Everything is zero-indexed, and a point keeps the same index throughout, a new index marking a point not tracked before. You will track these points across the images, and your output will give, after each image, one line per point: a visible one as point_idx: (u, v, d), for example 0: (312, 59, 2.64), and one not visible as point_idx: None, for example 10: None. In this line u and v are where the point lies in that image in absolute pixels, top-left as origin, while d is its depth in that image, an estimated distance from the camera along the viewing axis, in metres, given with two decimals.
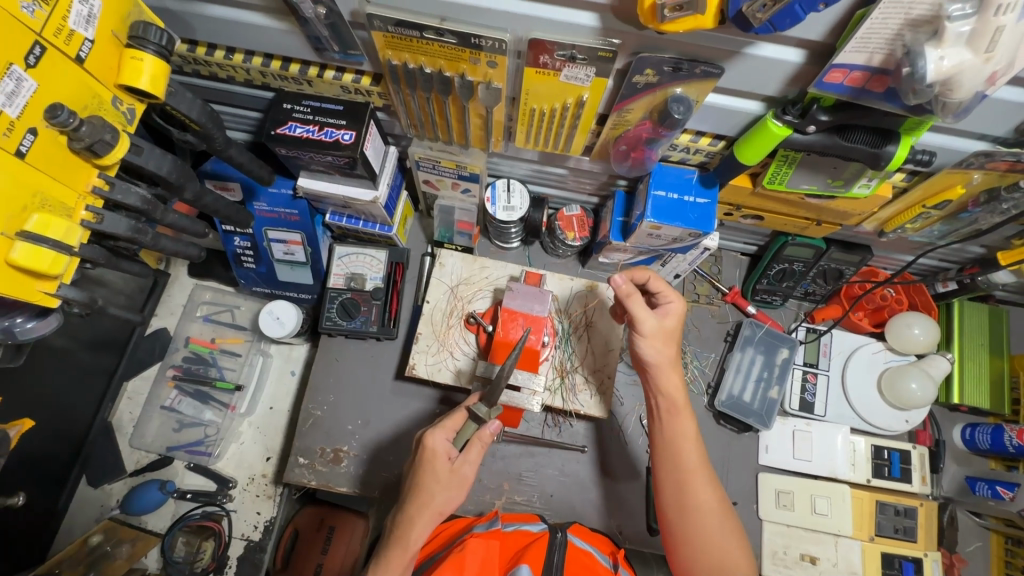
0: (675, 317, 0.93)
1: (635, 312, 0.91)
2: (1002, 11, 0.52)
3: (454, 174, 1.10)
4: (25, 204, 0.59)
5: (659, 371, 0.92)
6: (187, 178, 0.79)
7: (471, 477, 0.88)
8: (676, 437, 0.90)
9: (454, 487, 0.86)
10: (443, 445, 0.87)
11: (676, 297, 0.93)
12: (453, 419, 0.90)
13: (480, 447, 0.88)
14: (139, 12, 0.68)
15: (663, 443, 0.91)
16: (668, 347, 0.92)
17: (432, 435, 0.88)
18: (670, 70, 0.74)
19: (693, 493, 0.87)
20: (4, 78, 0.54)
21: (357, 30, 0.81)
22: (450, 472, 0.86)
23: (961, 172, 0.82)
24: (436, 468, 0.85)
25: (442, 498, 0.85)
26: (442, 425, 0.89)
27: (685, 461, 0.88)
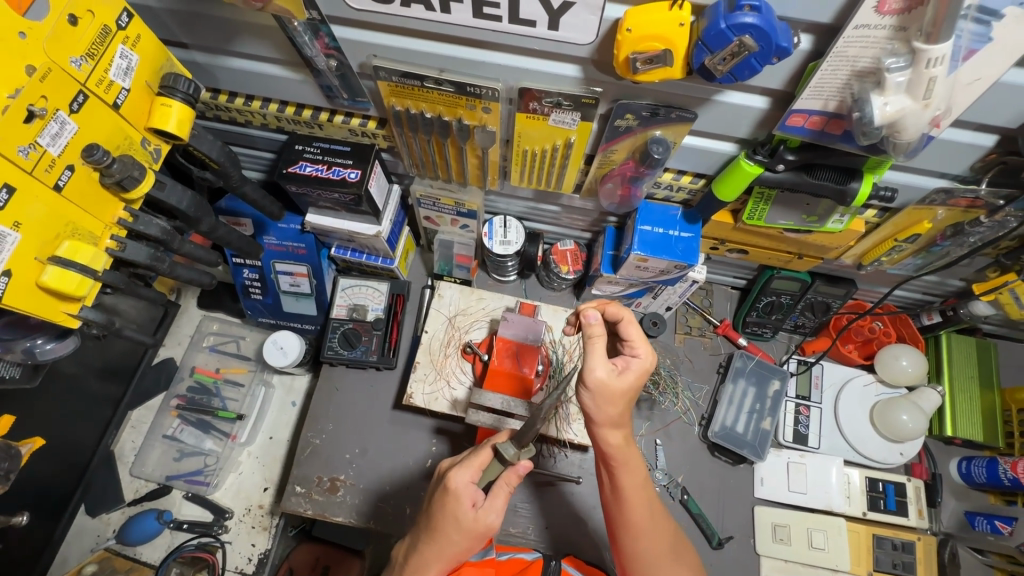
0: (636, 372, 0.81)
1: (588, 365, 0.79)
2: (933, 64, 0.57)
3: (453, 211, 1.17)
4: (57, 232, 0.65)
5: (599, 430, 0.84)
6: (204, 212, 0.86)
7: (496, 526, 0.86)
8: (620, 490, 0.87)
9: (477, 533, 0.84)
10: (469, 488, 0.84)
11: (644, 351, 0.83)
12: (478, 459, 0.86)
13: (506, 494, 0.86)
14: (170, 64, 0.76)
15: (609, 495, 0.89)
16: (614, 406, 0.81)
17: (458, 477, 0.85)
18: (648, 114, 0.81)
19: (643, 539, 0.88)
20: (51, 121, 0.61)
21: (365, 80, 0.89)
22: (472, 521, 0.84)
23: (925, 209, 0.88)
24: (464, 516, 0.83)
25: (463, 545, 0.84)
26: (467, 464, 0.86)
27: (631, 514, 0.87)
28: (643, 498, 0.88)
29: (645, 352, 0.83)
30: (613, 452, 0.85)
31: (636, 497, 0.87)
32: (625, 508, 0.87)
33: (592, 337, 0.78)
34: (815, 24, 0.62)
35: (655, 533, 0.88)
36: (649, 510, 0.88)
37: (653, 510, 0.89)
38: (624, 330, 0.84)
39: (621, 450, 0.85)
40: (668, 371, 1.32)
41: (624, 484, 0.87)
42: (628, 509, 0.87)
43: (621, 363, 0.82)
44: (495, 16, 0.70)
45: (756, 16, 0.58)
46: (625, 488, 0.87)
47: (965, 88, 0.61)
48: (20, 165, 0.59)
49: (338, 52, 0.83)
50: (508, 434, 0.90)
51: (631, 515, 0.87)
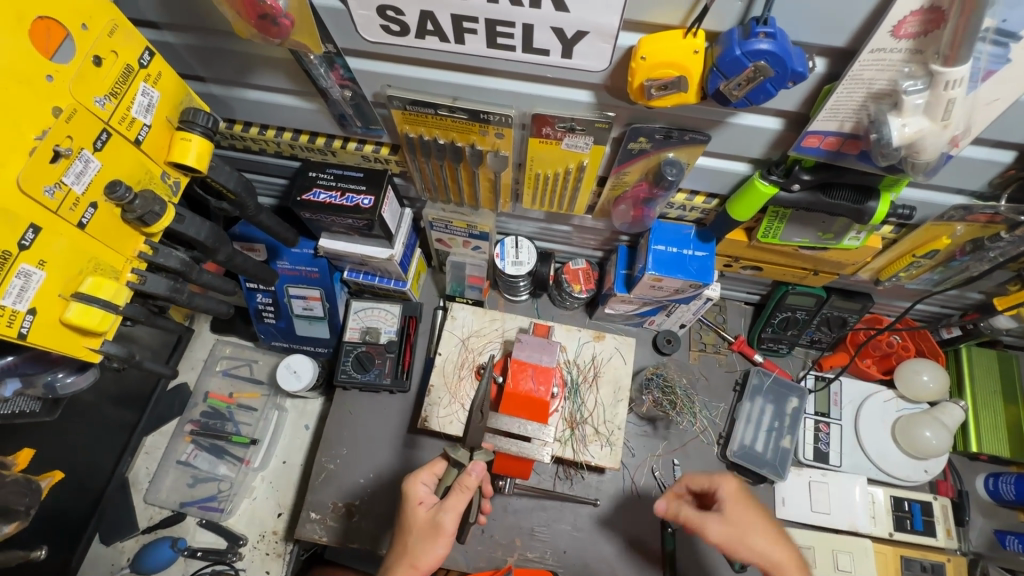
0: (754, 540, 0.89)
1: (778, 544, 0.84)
2: (952, 86, 0.57)
3: (466, 233, 1.18)
4: (80, 268, 0.65)
5: None
6: (221, 242, 0.87)
7: (445, 525, 0.92)
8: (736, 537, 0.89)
9: (429, 531, 0.93)
10: (421, 488, 0.99)
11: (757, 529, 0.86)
12: (428, 465, 1.02)
13: (455, 493, 0.93)
14: (189, 99, 0.78)
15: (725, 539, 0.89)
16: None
17: (411, 480, 1.00)
18: (662, 137, 0.81)
19: None
20: (75, 160, 0.62)
21: (378, 108, 0.90)
22: (420, 517, 0.95)
23: (943, 225, 0.87)
24: (414, 514, 0.96)
25: (415, 545, 0.92)
26: (420, 471, 1.02)
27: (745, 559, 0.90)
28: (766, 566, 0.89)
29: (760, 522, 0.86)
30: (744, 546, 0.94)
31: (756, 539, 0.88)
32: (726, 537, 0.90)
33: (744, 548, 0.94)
34: (830, 48, 0.62)
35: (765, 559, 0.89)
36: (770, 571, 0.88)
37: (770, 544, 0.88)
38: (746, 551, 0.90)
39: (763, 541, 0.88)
40: (685, 390, 1.29)
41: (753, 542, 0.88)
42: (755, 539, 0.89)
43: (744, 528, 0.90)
44: (508, 45, 0.70)
45: (771, 42, 0.58)
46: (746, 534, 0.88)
47: (984, 108, 0.61)
48: (45, 205, 0.60)
49: (352, 83, 0.84)
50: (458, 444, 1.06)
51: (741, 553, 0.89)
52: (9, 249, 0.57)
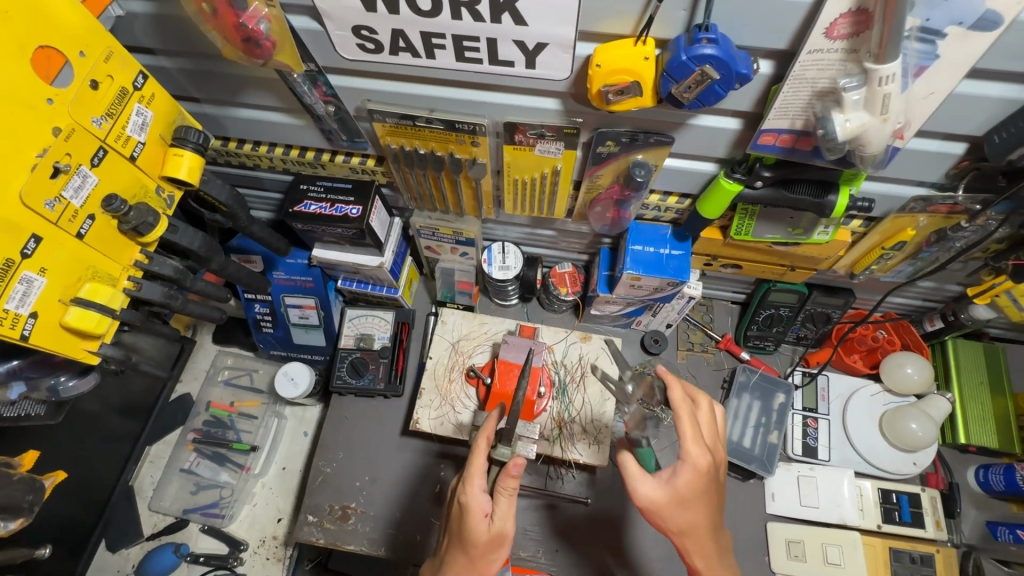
0: (689, 475, 0.80)
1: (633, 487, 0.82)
2: (885, 82, 0.60)
3: (453, 239, 1.22)
4: (79, 275, 0.70)
5: (655, 513, 0.82)
6: (214, 252, 0.92)
7: (510, 531, 0.86)
8: (681, 479, 0.80)
9: (495, 542, 0.85)
10: (482, 499, 0.85)
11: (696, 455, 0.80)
12: (477, 469, 0.86)
13: (513, 498, 0.85)
14: (182, 118, 0.83)
15: (665, 503, 0.81)
16: (686, 513, 0.81)
17: (468, 490, 0.85)
18: (628, 140, 0.85)
19: (685, 513, 0.81)
20: (74, 175, 0.67)
21: (361, 122, 0.95)
22: (487, 532, 0.84)
23: (907, 216, 0.90)
24: (478, 529, 0.84)
25: (484, 557, 0.86)
26: (471, 477, 0.86)
27: (677, 515, 0.82)
28: (704, 495, 0.82)
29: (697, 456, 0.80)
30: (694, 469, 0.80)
31: (703, 520, 0.82)
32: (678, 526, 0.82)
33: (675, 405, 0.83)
34: (773, 51, 0.66)
35: (710, 504, 0.83)
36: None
37: (717, 509, 0.84)
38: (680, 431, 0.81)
39: (709, 461, 0.80)
40: None
41: (688, 481, 0.80)
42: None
43: (668, 470, 0.82)
44: (476, 58, 0.75)
45: (714, 47, 0.62)
46: (695, 503, 0.81)
47: (921, 102, 0.65)
48: (46, 217, 0.65)
49: (335, 99, 0.89)
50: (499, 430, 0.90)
51: (679, 483, 0.80)
52: (12, 257, 0.62)
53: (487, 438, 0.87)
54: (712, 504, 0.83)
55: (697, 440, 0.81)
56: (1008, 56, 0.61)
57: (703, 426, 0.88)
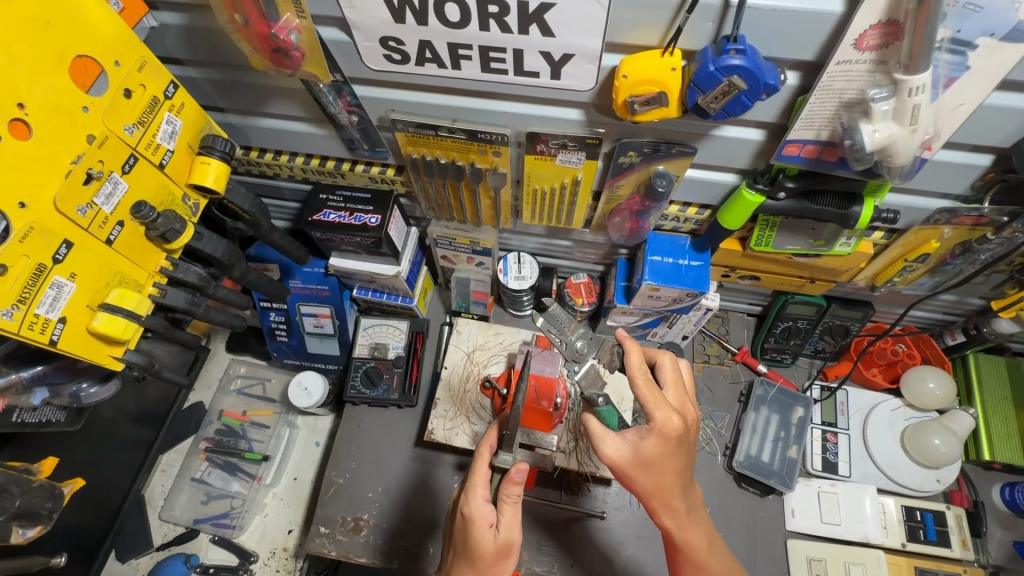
0: (656, 436, 0.77)
1: (599, 447, 0.80)
2: (915, 93, 0.60)
3: (469, 249, 1.22)
4: (107, 281, 0.70)
5: (623, 473, 0.80)
6: (237, 259, 0.92)
7: (517, 541, 0.84)
8: (647, 442, 0.77)
9: (502, 552, 0.83)
10: (486, 510, 0.83)
11: (660, 414, 0.77)
12: (480, 479, 0.86)
13: (517, 505, 0.84)
14: (209, 127, 0.84)
15: (630, 464, 0.79)
16: (653, 475, 0.79)
17: (470, 502, 0.84)
18: (649, 151, 0.85)
19: (658, 474, 0.79)
20: (106, 182, 0.68)
21: (383, 132, 0.96)
22: (493, 543, 0.82)
23: (931, 228, 0.89)
24: (483, 541, 0.82)
25: (492, 568, 0.83)
26: (472, 489, 0.85)
27: (644, 477, 0.79)
28: (672, 458, 0.79)
29: (662, 417, 0.78)
30: (663, 437, 0.78)
31: (672, 481, 0.80)
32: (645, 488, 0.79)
33: (630, 363, 0.80)
34: (800, 62, 0.67)
35: (677, 466, 0.80)
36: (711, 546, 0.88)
37: (685, 470, 0.82)
38: (641, 397, 0.79)
39: (676, 424, 0.77)
40: None
41: (654, 446, 0.78)
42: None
43: (634, 432, 0.80)
44: (501, 69, 0.76)
45: (742, 58, 0.62)
46: (661, 465, 0.79)
47: (951, 112, 0.65)
48: (78, 223, 0.65)
49: (358, 109, 0.90)
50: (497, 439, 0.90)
51: (645, 446, 0.78)
52: (44, 262, 0.62)
53: (488, 445, 0.88)
54: (681, 464, 0.81)
55: (660, 403, 0.79)
56: None
57: (667, 386, 0.86)
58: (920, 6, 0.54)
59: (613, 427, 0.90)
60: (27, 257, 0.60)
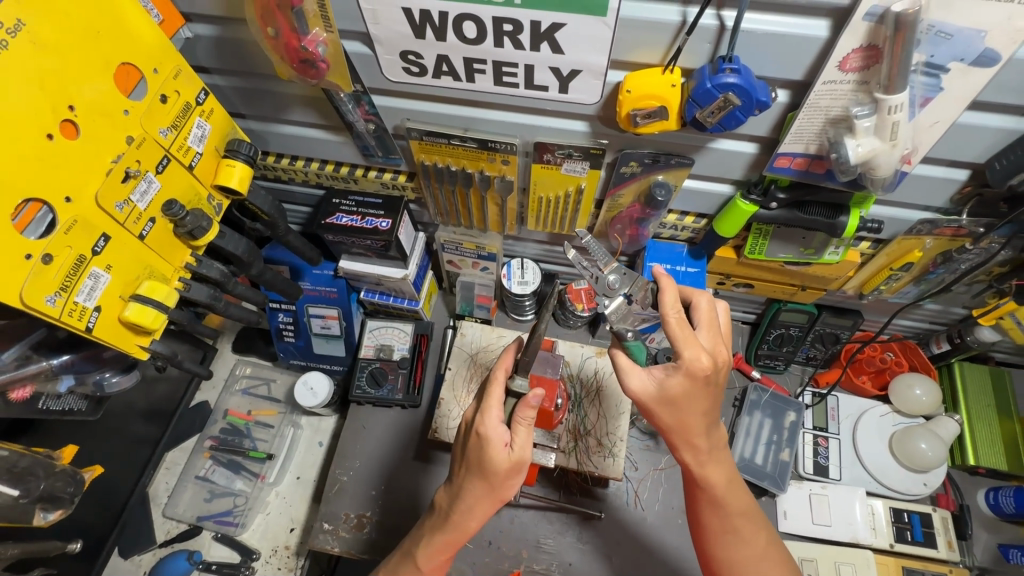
0: (683, 375, 0.78)
1: (625, 379, 0.82)
2: (894, 111, 0.66)
3: (475, 254, 1.27)
4: (138, 274, 0.74)
5: (647, 406, 0.82)
6: (255, 258, 0.96)
7: (529, 460, 0.86)
8: (673, 379, 0.78)
9: (514, 469, 0.85)
10: (501, 429, 0.85)
11: (689, 352, 0.77)
12: (495, 401, 0.87)
13: (531, 426, 0.86)
14: (234, 132, 0.89)
15: (654, 400, 0.80)
16: (677, 412, 0.81)
17: (486, 422, 0.85)
18: (650, 161, 0.90)
19: (683, 411, 0.80)
20: (141, 180, 0.72)
21: (397, 140, 1.02)
22: (508, 461, 0.84)
23: (914, 238, 0.95)
24: (497, 458, 0.84)
25: (504, 483, 0.86)
26: (487, 410, 0.86)
27: (667, 413, 0.81)
28: (699, 398, 0.80)
29: (692, 355, 0.77)
30: (690, 378, 0.78)
31: (696, 420, 0.81)
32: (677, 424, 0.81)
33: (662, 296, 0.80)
34: (790, 81, 0.72)
35: (704, 406, 0.81)
36: (732, 483, 0.89)
37: (711, 411, 0.83)
38: (670, 335, 0.78)
39: (705, 364, 0.77)
40: None
41: (680, 385, 0.78)
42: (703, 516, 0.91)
43: (662, 367, 0.80)
44: (513, 83, 0.81)
45: (736, 77, 0.67)
46: (687, 404, 0.80)
47: (927, 129, 0.70)
48: (115, 218, 0.70)
49: (376, 117, 0.95)
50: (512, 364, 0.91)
51: (671, 385, 0.78)
52: (84, 253, 0.66)
53: (504, 369, 0.90)
54: (707, 405, 0.81)
55: (691, 342, 0.77)
56: (1006, 90, 0.66)
57: (701, 327, 0.84)
58: (897, 33, 0.59)
59: (641, 363, 0.87)
60: (70, 247, 0.64)
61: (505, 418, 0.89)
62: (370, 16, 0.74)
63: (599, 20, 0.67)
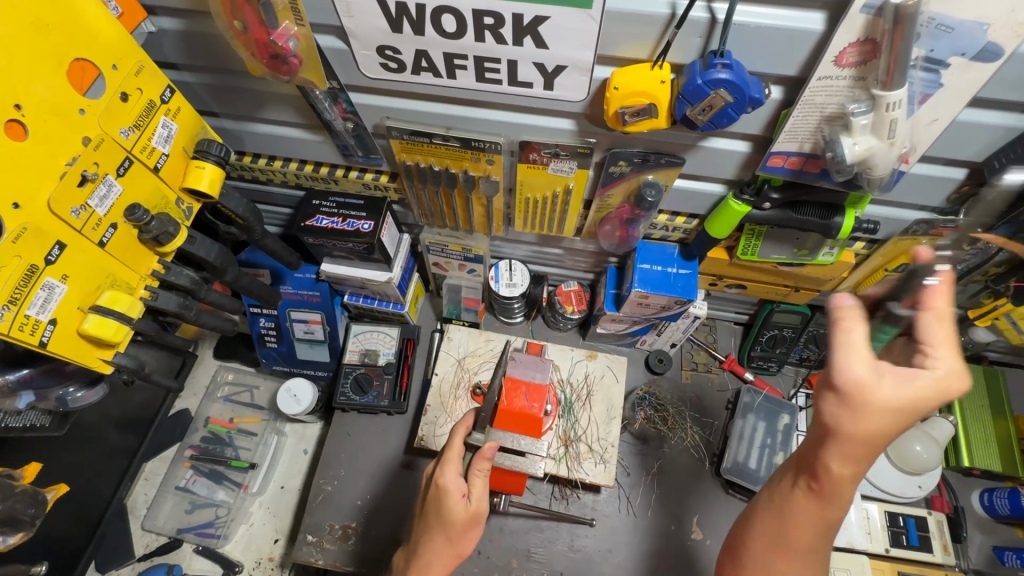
0: (944, 394, 0.61)
1: (864, 416, 0.60)
2: (892, 108, 0.63)
3: (461, 256, 1.23)
4: (99, 283, 0.70)
5: (883, 445, 0.62)
6: (229, 263, 0.92)
7: (485, 511, 0.89)
8: (928, 399, 0.60)
9: (471, 521, 0.87)
10: (459, 481, 0.87)
11: (948, 363, 0.61)
12: (454, 452, 0.89)
13: (487, 478, 0.88)
14: (204, 131, 0.84)
15: (871, 401, 0.60)
16: (889, 445, 0.64)
17: (445, 474, 0.87)
18: (640, 161, 0.87)
19: (902, 440, 0.64)
20: (100, 184, 0.68)
21: (378, 139, 0.98)
22: (465, 512, 0.86)
23: (910, 239, 0.93)
24: (455, 510, 0.86)
25: (462, 536, 0.87)
26: (446, 461, 0.88)
27: (877, 422, 0.61)
28: (902, 422, 0.65)
29: (947, 368, 0.61)
30: (946, 395, 0.61)
31: None
32: (872, 430, 0.61)
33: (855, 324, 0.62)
34: (783, 77, 0.69)
35: None
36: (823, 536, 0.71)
37: None
38: (862, 357, 0.61)
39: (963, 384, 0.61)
40: (676, 408, 1.31)
41: (924, 396, 0.60)
42: (777, 566, 0.72)
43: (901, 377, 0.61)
44: (495, 80, 0.77)
45: (728, 72, 0.64)
46: None
47: (926, 127, 0.68)
48: (71, 224, 0.66)
49: (354, 115, 0.91)
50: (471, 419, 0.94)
51: (883, 412, 0.60)
52: (36, 263, 0.62)
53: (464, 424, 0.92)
54: None
55: (948, 356, 0.62)
56: (1008, 86, 0.64)
57: None
58: (895, 27, 0.57)
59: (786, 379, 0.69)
60: (19, 257, 0.60)
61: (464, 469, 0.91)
62: (343, 8, 0.70)
63: (584, 13, 0.64)
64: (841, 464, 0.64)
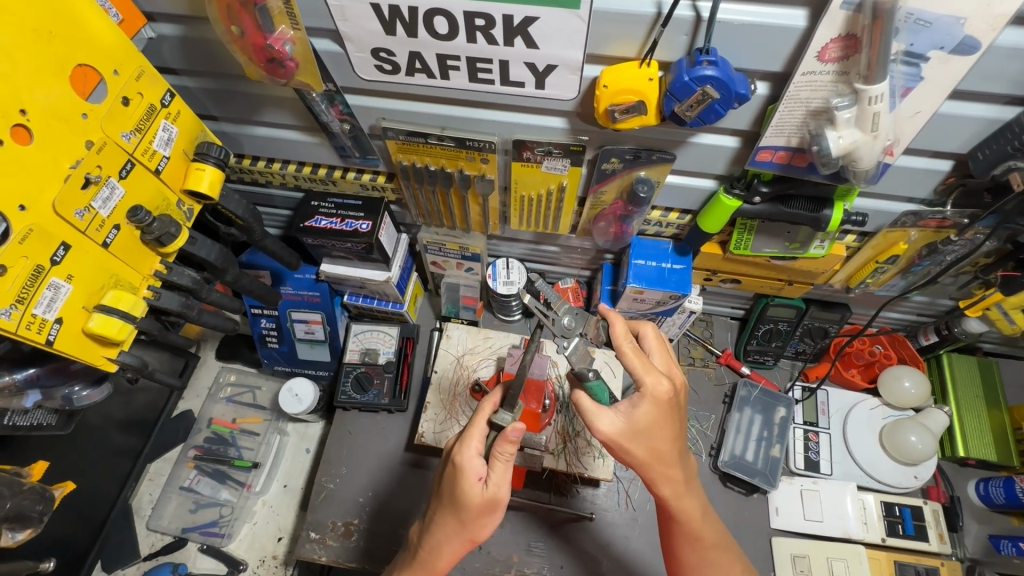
0: (647, 401, 0.79)
1: (592, 421, 0.80)
2: (875, 101, 0.64)
3: (458, 255, 1.24)
4: (102, 283, 0.72)
5: (615, 447, 0.81)
6: (229, 264, 0.93)
7: (504, 497, 0.84)
8: (640, 409, 0.79)
9: (486, 507, 0.83)
10: (477, 462, 0.82)
11: (649, 377, 0.79)
12: (476, 432, 0.85)
13: (509, 463, 0.83)
14: (204, 135, 0.86)
15: (624, 436, 0.79)
16: (649, 443, 0.80)
17: (463, 452, 0.83)
18: (631, 157, 0.89)
19: (656, 435, 0.80)
20: (103, 187, 0.70)
21: (374, 140, 0.99)
22: (481, 497, 0.82)
23: (899, 230, 0.94)
24: (469, 492, 0.82)
25: (476, 521, 0.84)
26: (467, 438, 0.84)
27: (639, 446, 0.80)
28: (665, 422, 0.80)
29: (649, 383, 0.79)
30: (649, 401, 0.79)
31: (666, 446, 0.81)
32: (639, 427, 0.79)
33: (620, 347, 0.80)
34: (769, 73, 0.71)
35: (673, 430, 0.82)
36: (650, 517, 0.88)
37: (680, 433, 0.84)
38: (629, 364, 0.80)
39: (666, 386, 0.79)
40: None
41: (647, 412, 0.79)
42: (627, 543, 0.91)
43: (626, 402, 0.81)
44: (488, 80, 0.79)
45: (715, 69, 0.65)
46: (656, 432, 0.80)
47: (908, 120, 0.70)
48: (76, 226, 0.67)
49: (350, 117, 0.93)
50: (498, 396, 0.90)
51: (642, 414, 0.79)
52: (42, 263, 0.64)
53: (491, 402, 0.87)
54: (676, 429, 0.82)
55: (650, 369, 0.80)
56: (987, 78, 0.65)
57: (653, 353, 0.88)
58: (874, 22, 0.58)
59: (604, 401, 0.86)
60: (26, 258, 0.62)
61: (485, 450, 0.87)
62: (338, 12, 0.72)
63: (572, 13, 0.66)
64: (638, 451, 0.80)
